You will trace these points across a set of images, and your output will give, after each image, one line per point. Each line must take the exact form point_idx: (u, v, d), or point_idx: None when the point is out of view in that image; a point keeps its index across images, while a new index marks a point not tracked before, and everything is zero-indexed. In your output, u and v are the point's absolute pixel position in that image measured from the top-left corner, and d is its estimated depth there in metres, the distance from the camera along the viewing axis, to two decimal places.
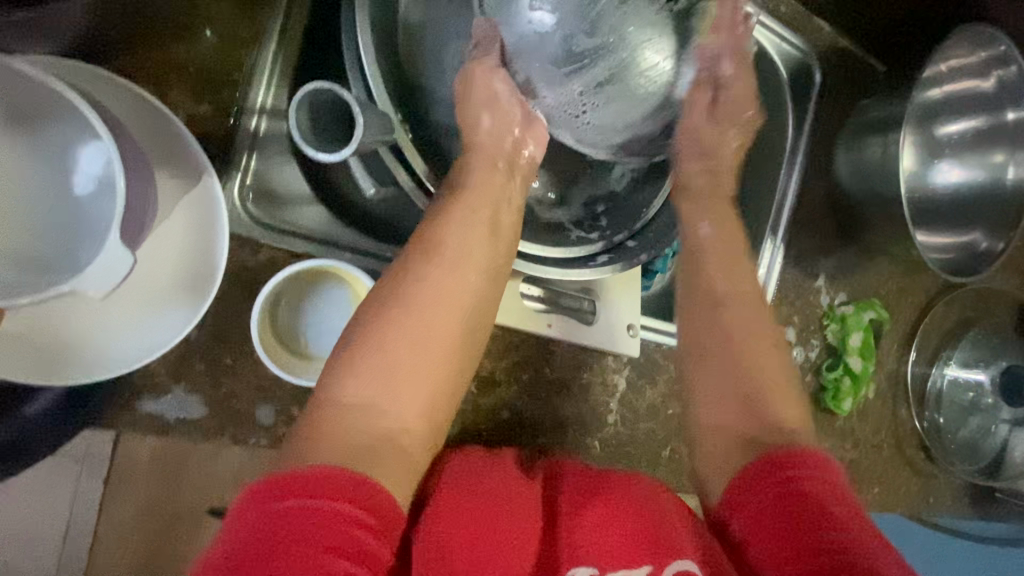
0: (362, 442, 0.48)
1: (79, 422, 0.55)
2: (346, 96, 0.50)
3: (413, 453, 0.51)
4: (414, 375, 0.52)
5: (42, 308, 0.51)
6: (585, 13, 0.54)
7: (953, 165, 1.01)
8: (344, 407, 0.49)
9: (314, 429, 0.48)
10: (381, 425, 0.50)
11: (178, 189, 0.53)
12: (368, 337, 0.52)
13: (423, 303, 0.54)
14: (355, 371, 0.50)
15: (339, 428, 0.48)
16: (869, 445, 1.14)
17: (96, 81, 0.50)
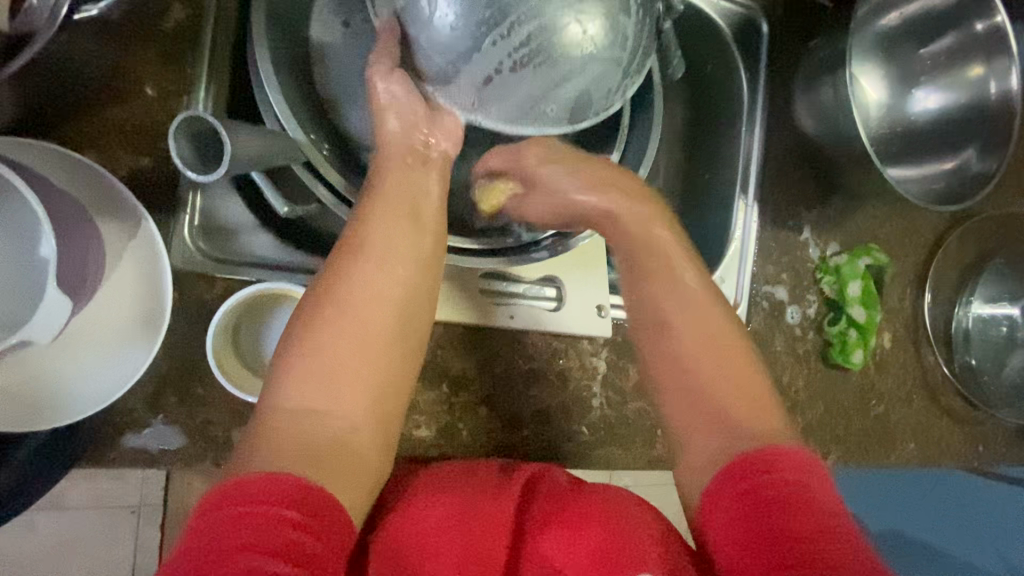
0: (308, 444, 0.49)
1: (71, 464, 0.60)
2: (223, 129, 0.49)
3: (363, 450, 0.52)
4: (351, 371, 0.54)
5: (17, 362, 0.56)
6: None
7: (931, 92, 0.97)
8: (287, 414, 0.50)
9: (258, 437, 0.49)
10: (326, 425, 0.51)
11: (123, 239, 0.59)
12: (306, 341, 0.53)
13: (356, 303, 0.56)
14: (293, 375, 0.52)
15: (282, 434, 0.49)
16: (896, 398, 1.07)
17: (32, 151, 0.55)
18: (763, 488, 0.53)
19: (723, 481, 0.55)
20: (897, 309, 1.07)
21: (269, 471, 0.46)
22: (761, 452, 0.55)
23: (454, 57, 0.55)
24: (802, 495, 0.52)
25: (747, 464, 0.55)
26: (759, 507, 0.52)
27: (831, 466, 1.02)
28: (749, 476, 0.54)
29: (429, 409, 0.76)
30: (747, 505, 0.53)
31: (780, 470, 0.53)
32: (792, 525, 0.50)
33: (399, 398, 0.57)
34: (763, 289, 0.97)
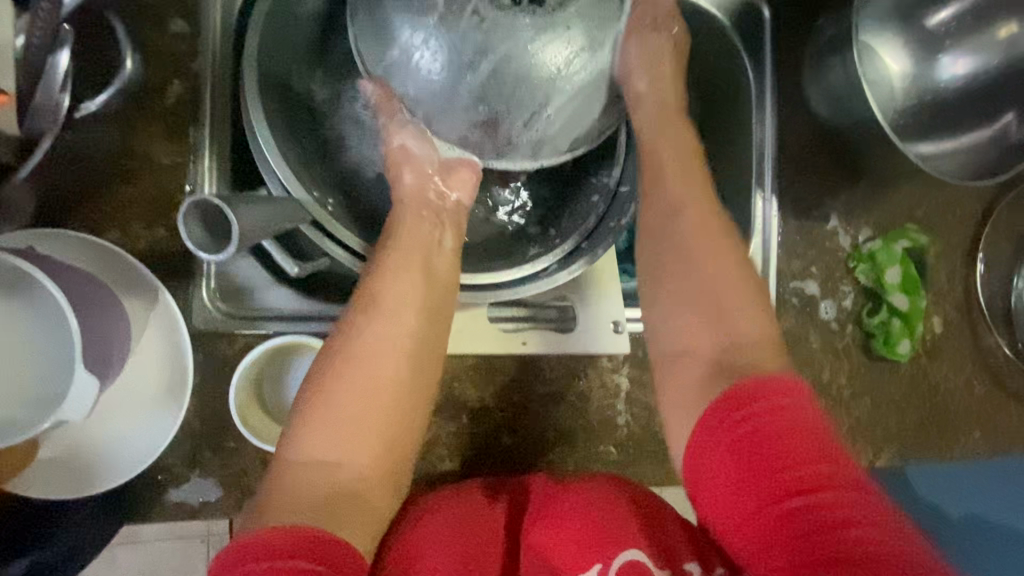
0: (319, 495, 0.51)
1: (120, 522, 0.64)
2: (229, 210, 0.49)
3: (372, 498, 0.54)
4: (362, 424, 0.55)
5: (64, 433, 0.61)
6: (469, 41, 0.55)
7: (959, 56, 0.90)
8: (300, 466, 0.52)
9: (274, 487, 0.51)
10: (337, 476, 0.53)
11: (144, 309, 0.63)
12: (318, 394, 0.55)
13: (367, 357, 0.57)
14: (307, 428, 0.54)
15: (294, 485, 0.51)
16: (954, 386, 0.99)
17: (55, 239, 0.60)
18: (756, 418, 0.52)
19: (717, 413, 0.54)
20: (947, 290, 0.99)
21: (280, 525, 0.48)
22: (749, 385, 0.53)
23: (450, 99, 0.58)
24: (796, 423, 0.52)
25: (737, 404, 0.53)
26: (755, 442, 0.51)
27: (887, 465, 0.95)
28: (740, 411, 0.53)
29: (452, 442, 0.77)
30: (745, 441, 0.52)
31: (767, 398, 0.52)
32: (789, 455, 0.51)
33: (410, 450, 0.57)
34: (791, 286, 0.93)
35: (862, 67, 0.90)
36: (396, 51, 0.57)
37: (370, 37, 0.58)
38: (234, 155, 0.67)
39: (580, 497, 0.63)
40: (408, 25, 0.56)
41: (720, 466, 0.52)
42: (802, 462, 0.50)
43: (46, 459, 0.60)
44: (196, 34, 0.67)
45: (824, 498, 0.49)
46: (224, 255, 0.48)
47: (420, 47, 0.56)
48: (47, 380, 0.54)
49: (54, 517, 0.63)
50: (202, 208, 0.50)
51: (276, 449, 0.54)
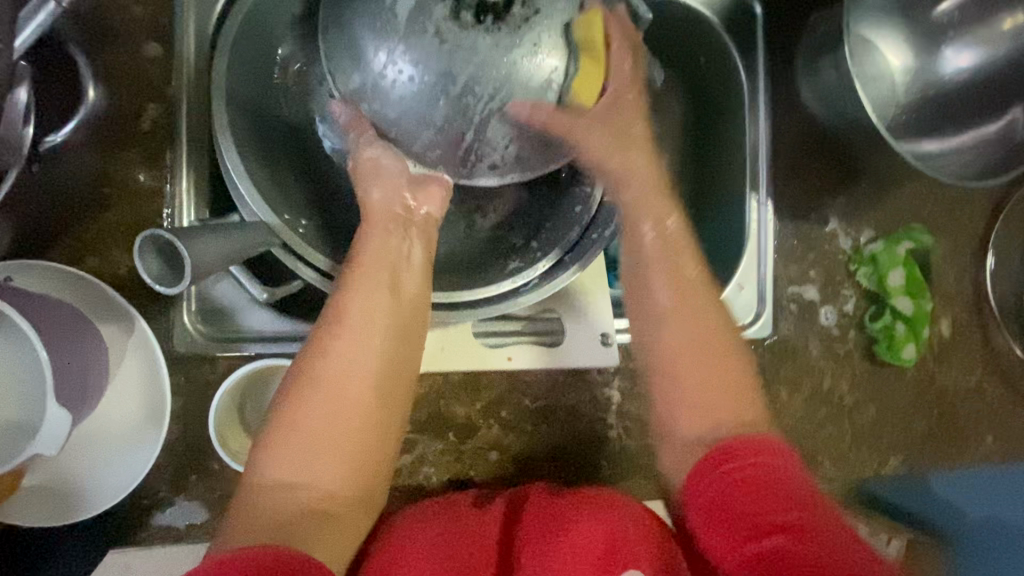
0: (285, 515, 0.50)
1: (108, 545, 0.64)
2: (180, 245, 0.50)
3: (340, 516, 0.53)
4: (330, 446, 0.54)
5: (47, 460, 0.62)
6: (440, 52, 0.54)
7: (962, 49, 0.87)
8: (266, 490, 0.51)
9: (241, 512, 0.50)
10: (305, 499, 0.52)
11: (121, 335, 0.64)
12: (284, 417, 0.54)
13: (333, 379, 0.56)
14: (274, 451, 0.53)
15: (260, 510, 0.50)
16: (966, 391, 0.95)
17: (30, 270, 0.61)
18: (744, 472, 0.53)
19: (718, 462, 0.54)
20: (956, 291, 0.95)
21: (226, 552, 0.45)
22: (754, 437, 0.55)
23: (420, 112, 0.57)
24: (780, 471, 0.53)
25: (730, 452, 0.54)
26: (742, 486, 0.53)
27: (895, 474, 0.92)
28: (728, 463, 0.54)
29: (438, 459, 0.76)
30: (733, 488, 0.53)
31: (763, 452, 0.54)
32: (774, 501, 0.52)
33: (381, 469, 0.57)
34: (789, 292, 0.90)
35: (857, 64, 0.87)
36: (365, 71, 0.57)
37: (342, 57, 0.58)
38: (212, 179, 0.67)
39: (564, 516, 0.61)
40: (374, 42, 0.56)
41: (714, 504, 0.53)
42: (784, 510, 0.52)
43: (31, 486, 0.61)
44: (169, 57, 0.67)
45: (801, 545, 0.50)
46: (171, 292, 0.49)
47: (391, 61, 0.56)
48: (25, 411, 0.54)
49: (44, 542, 0.63)
50: (158, 244, 0.51)
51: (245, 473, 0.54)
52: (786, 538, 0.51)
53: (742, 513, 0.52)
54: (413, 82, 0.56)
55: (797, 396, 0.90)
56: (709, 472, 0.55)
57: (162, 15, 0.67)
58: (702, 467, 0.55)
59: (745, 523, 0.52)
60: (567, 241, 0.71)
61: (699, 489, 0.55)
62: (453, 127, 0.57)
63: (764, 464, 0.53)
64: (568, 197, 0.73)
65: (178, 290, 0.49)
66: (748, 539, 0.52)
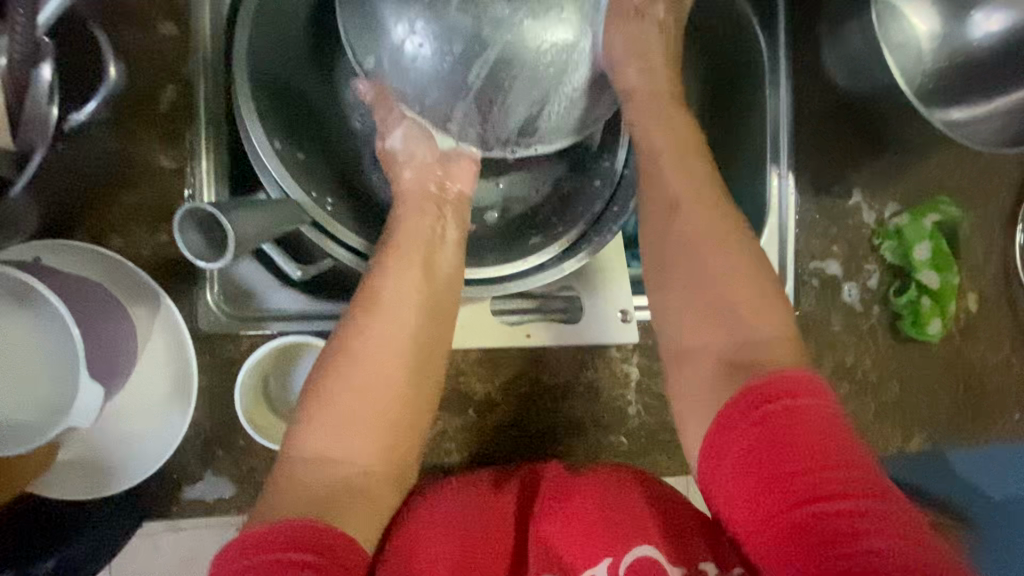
0: (322, 490, 0.51)
1: (139, 519, 0.66)
2: (223, 219, 0.49)
3: (376, 491, 0.54)
4: (365, 421, 0.54)
5: (78, 437, 0.64)
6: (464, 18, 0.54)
7: (993, 12, 0.84)
8: (303, 464, 0.52)
9: (278, 485, 0.51)
10: (340, 473, 0.52)
11: (148, 313, 0.65)
12: (322, 394, 0.54)
13: (370, 356, 0.56)
14: (313, 425, 0.53)
15: (300, 483, 0.51)
16: (994, 366, 0.92)
17: (59, 250, 0.63)
18: (771, 412, 0.50)
19: (734, 414, 0.52)
20: (984, 265, 0.92)
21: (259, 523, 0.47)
22: (765, 380, 0.52)
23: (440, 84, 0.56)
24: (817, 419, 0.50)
25: (758, 392, 0.51)
26: (774, 441, 0.49)
27: (918, 450, 0.90)
28: (755, 413, 0.51)
29: (459, 436, 0.77)
30: (766, 440, 0.50)
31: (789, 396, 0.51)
32: (811, 454, 0.49)
33: (413, 444, 0.57)
34: (811, 267, 0.88)
35: (882, 30, 0.84)
36: (384, 46, 0.57)
37: (360, 31, 0.58)
38: (232, 157, 0.67)
39: (589, 489, 0.62)
40: (394, 13, 0.55)
41: (738, 463, 0.51)
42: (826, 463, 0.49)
43: (64, 461, 0.63)
44: (186, 37, 0.67)
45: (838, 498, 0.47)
46: (214, 265, 0.49)
47: (408, 32, 0.55)
48: (57, 388, 0.55)
49: (77, 517, 0.65)
50: (198, 216, 0.50)
51: (282, 447, 0.54)
52: (831, 496, 0.47)
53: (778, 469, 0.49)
54: (431, 55, 0.55)
55: (819, 373, 0.88)
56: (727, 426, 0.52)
57: None
58: (720, 426, 0.52)
59: (779, 484, 0.49)
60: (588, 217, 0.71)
61: (720, 451, 0.52)
62: (477, 99, 0.57)
63: (802, 411, 0.50)
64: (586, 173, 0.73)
65: (221, 264, 0.49)
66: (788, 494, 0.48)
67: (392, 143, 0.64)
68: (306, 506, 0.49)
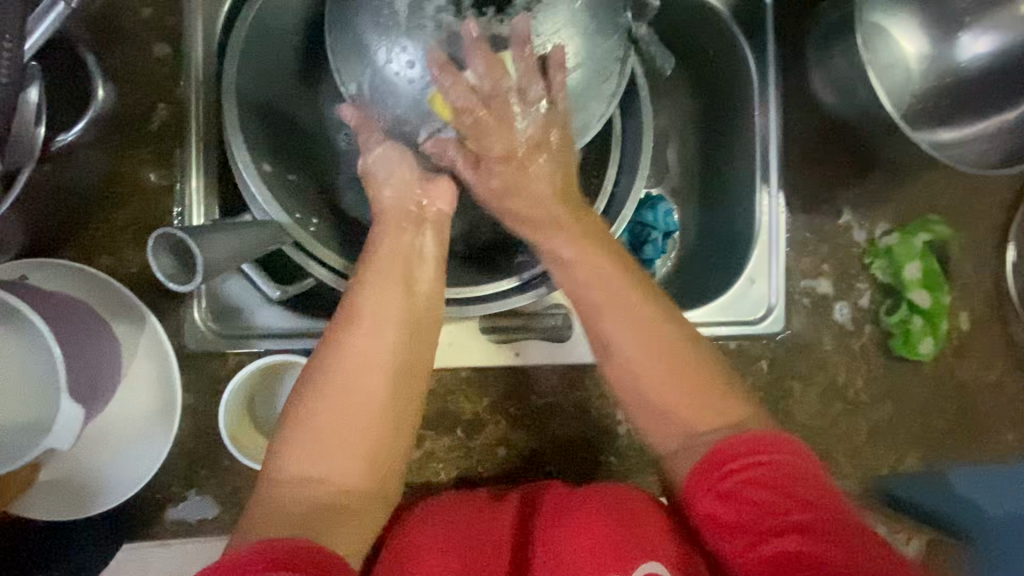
0: (302, 512, 0.50)
1: (121, 540, 0.65)
2: (194, 244, 0.49)
3: (357, 511, 0.53)
4: (345, 438, 0.54)
5: (61, 457, 0.63)
6: (446, 43, 0.55)
7: (980, 35, 0.85)
8: (284, 485, 0.51)
9: (258, 508, 0.50)
10: (322, 493, 0.52)
11: (132, 330, 0.65)
12: (302, 412, 0.54)
13: (349, 372, 0.56)
14: (294, 444, 0.53)
15: (280, 504, 0.50)
16: (987, 386, 0.92)
17: (41, 268, 0.62)
18: (744, 473, 0.52)
19: (716, 460, 0.53)
20: (975, 284, 0.92)
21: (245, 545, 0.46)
22: (754, 433, 0.53)
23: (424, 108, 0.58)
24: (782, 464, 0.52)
25: (741, 442, 0.53)
26: (756, 483, 0.51)
27: (911, 471, 0.89)
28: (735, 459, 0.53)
29: (446, 455, 0.76)
30: (747, 483, 0.51)
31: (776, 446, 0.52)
32: (792, 495, 0.51)
33: (396, 463, 0.56)
34: (801, 285, 0.88)
35: (870, 52, 0.85)
36: (368, 70, 0.57)
37: (346, 53, 0.58)
38: (221, 176, 0.67)
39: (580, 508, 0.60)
40: (377, 37, 0.56)
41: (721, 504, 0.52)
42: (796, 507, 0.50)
43: (46, 481, 0.62)
44: (177, 58, 0.68)
45: (816, 537, 0.48)
46: (183, 288, 0.48)
47: (391, 56, 0.56)
48: (39, 407, 0.55)
49: (59, 538, 0.64)
50: (171, 242, 0.50)
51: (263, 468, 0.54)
52: (811, 530, 0.49)
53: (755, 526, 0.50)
54: (414, 78, 0.56)
55: (811, 392, 0.88)
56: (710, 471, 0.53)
57: (170, 17, 0.68)
58: (702, 470, 0.54)
59: (760, 522, 0.50)
60: None
61: (704, 496, 0.53)
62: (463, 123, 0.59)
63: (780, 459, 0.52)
64: (575, 193, 0.73)
65: (190, 288, 0.48)
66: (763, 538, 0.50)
67: (378, 163, 0.65)
68: (287, 527, 0.48)
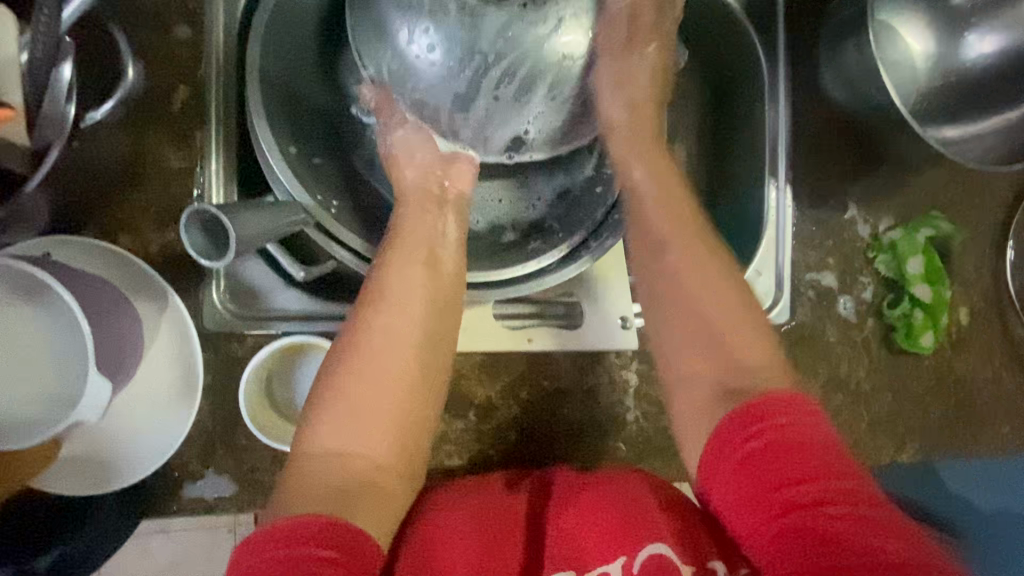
0: (331, 485, 0.51)
1: (139, 517, 0.66)
2: (227, 219, 0.50)
3: (385, 487, 0.54)
4: (373, 415, 0.55)
5: (81, 434, 0.64)
6: (463, 20, 0.56)
7: (985, 34, 0.86)
8: (314, 460, 0.52)
9: (289, 483, 0.51)
10: (352, 468, 0.53)
11: (155, 310, 0.66)
12: (331, 388, 0.55)
13: (376, 349, 0.57)
14: (322, 419, 0.54)
15: (310, 478, 0.51)
16: (984, 379, 0.94)
17: (66, 246, 0.63)
18: (769, 439, 0.50)
19: (728, 432, 0.52)
20: (975, 280, 0.95)
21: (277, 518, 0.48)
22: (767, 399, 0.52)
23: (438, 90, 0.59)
24: (804, 433, 0.50)
25: (757, 411, 0.51)
26: (771, 454, 0.50)
27: (910, 461, 0.91)
28: (749, 432, 0.51)
29: (459, 438, 0.77)
30: (760, 455, 0.50)
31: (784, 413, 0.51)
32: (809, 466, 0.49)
33: (424, 437, 0.58)
34: (807, 278, 0.90)
35: (879, 49, 0.86)
36: (392, 53, 0.59)
37: (369, 39, 0.60)
38: (242, 158, 0.68)
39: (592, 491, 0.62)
40: (399, 17, 0.57)
41: (738, 479, 0.51)
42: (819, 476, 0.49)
43: (67, 457, 0.63)
44: (199, 40, 0.68)
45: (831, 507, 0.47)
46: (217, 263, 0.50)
47: (410, 39, 0.57)
48: (65, 381, 0.56)
49: (78, 514, 0.65)
50: (203, 218, 0.50)
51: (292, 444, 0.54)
52: (831, 500, 0.48)
53: (775, 497, 0.49)
54: (433, 57, 0.57)
55: (815, 382, 0.90)
56: (719, 443, 0.52)
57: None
58: (710, 446, 0.53)
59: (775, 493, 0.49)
60: (591, 225, 0.72)
61: (716, 468, 0.52)
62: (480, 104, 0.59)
63: (794, 428, 0.51)
64: (590, 182, 0.74)
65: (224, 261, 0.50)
66: (783, 506, 0.49)
67: (399, 146, 0.65)
68: (314, 500, 0.49)
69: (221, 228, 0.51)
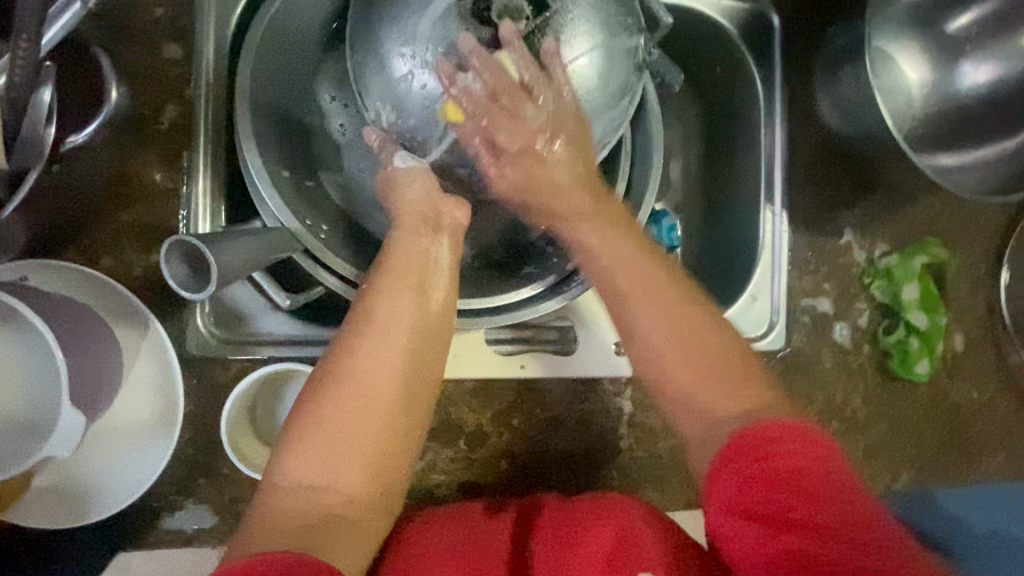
0: (301, 521, 0.49)
1: (116, 549, 0.64)
2: (207, 249, 0.48)
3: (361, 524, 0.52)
4: (353, 447, 0.53)
5: (56, 464, 0.62)
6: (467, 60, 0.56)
7: (980, 64, 0.87)
8: (286, 494, 0.50)
9: (259, 515, 0.50)
10: (325, 503, 0.51)
11: (135, 335, 0.64)
12: (311, 417, 0.53)
13: (359, 378, 0.55)
14: (299, 450, 0.52)
15: (280, 512, 0.49)
16: (979, 406, 0.93)
17: (42, 270, 0.61)
18: (771, 467, 0.48)
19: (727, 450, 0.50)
20: (970, 307, 0.94)
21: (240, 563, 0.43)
22: (767, 425, 0.50)
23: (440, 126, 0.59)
24: (809, 460, 0.48)
25: (763, 435, 0.49)
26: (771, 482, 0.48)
27: (906, 489, 0.90)
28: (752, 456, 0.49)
29: (449, 467, 0.75)
30: (763, 480, 0.48)
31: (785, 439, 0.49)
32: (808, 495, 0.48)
33: (406, 470, 0.56)
34: (803, 303, 0.89)
35: (874, 76, 0.87)
36: (389, 83, 0.58)
37: (366, 66, 0.58)
38: (230, 179, 0.66)
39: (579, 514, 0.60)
40: (400, 52, 0.57)
41: (734, 504, 0.49)
42: (811, 503, 0.47)
43: (41, 487, 0.61)
44: (188, 59, 0.67)
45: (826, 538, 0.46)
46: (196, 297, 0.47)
47: (413, 75, 0.57)
48: (36, 412, 0.54)
49: (51, 547, 0.63)
50: (184, 248, 0.49)
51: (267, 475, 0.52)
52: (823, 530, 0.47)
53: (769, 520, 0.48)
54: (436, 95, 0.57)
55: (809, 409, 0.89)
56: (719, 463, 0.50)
57: (183, 17, 0.67)
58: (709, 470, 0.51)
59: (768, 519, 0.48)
60: None
61: (717, 491, 0.50)
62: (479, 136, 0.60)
63: (797, 454, 0.48)
64: None
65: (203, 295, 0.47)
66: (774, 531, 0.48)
67: (390, 169, 0.64)
68: (283, 537, 0.47)
69: (200, 259, 0.49)
